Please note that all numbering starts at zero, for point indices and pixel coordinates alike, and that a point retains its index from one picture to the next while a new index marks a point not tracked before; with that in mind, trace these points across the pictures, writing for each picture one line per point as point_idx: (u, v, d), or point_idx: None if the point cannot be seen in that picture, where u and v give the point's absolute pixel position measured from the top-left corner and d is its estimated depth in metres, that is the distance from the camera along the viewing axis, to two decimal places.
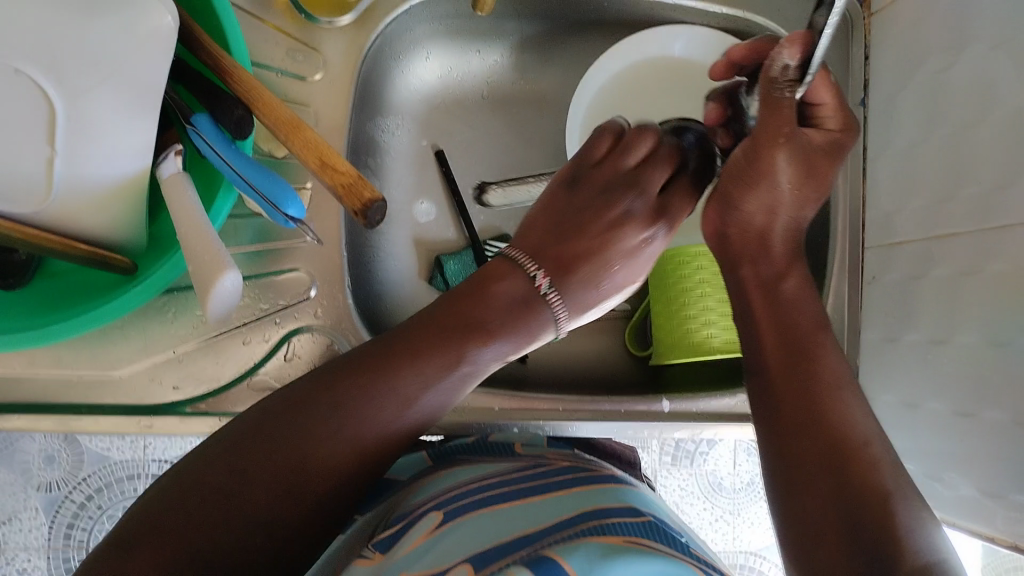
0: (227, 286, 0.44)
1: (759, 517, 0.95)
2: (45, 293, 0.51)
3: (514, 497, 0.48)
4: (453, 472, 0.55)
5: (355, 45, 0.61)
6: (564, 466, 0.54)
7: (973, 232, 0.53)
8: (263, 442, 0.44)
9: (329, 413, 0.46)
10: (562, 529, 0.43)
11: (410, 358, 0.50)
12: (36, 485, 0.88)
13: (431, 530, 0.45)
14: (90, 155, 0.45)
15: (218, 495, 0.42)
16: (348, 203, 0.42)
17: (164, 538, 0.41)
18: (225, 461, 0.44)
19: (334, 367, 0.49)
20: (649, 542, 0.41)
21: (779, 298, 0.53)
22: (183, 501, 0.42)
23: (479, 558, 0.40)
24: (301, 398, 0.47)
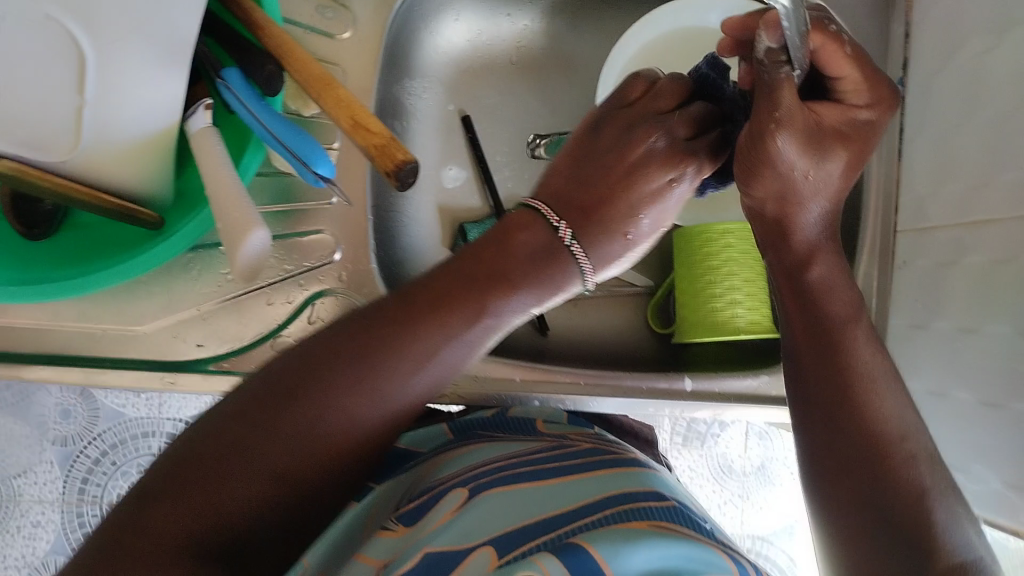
0: (255, 244, 0.43)
1: (771, 502, 0.96)
2: (69, 244, 0.51)
3: (537, 479, 0.48)
4: (473, 450, 0.54)
5: (384, 5, 0.60)
6: (587, 448, 0.54)
7: (1009, 218, 0.52)
8: (303, 390, 0.40)
9: (343, 367, 0.41)
10: (584, 513, 0.42)
11: (416, 331, 0.43)
12: (51, 439, 0.90)
13: (457, 507, 0.45)
14: (118, 104, 0.44)
15: (248, 450, 0.39)
16: (380, 165, 0.42)
17: (213, 487, 0.38)
18: (251, 405, 0.40)
19: (334, 337, 0.43)
20: (675, 527, 0.40)
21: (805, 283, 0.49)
22: (211, 458, 0.38)
23: (501, 542, 0.40)
24: (295, 370, 0.41)
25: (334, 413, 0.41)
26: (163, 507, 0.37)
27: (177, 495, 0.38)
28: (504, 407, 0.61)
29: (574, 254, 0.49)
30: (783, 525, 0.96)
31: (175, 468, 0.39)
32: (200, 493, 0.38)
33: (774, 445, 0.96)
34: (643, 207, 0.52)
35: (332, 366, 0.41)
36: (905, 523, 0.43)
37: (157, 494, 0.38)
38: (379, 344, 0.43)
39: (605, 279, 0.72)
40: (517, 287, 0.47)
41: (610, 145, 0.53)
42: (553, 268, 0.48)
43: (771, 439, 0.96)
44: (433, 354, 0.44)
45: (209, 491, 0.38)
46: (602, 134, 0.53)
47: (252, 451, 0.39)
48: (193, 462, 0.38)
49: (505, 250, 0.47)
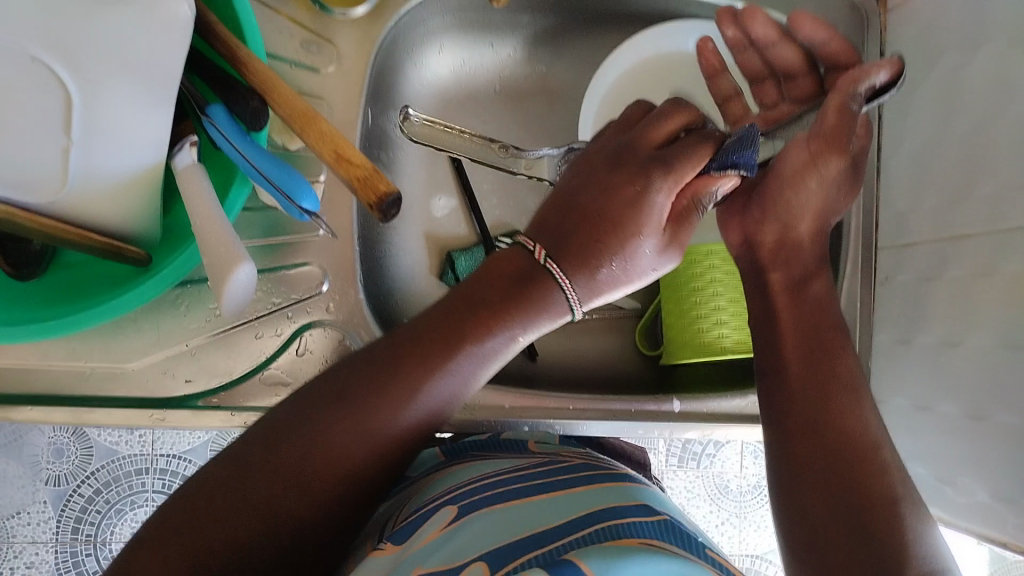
0: (241, 279, 0.44)
1: (766, 520, 0.97)
2: (57, 285, 0.52)
3: (527, 495, 0.48)
4: (462, 470, 0.54)
5: (368, 39, 0.61)
6: (577, 463, 0.54)
7: (988, 233, 0.52)
8: (298, 441, 0.41)
9: (338, 418, 0.42)
10: (575, 528, 0.42)
11: (420, 363, 0.44)
12: (44, 479, 0.90)
13: (445, 524, 0.45)
14: (105, 145, 0.45)
15: (248, 504, 0.39)
16: (363, 197, 0.42)
17: (219, 522, 0.39)
18: (249, 458, 0.41)
19: (325, 387, 0.43)
20: (664, 544, 0.40)
21: (804, 295, 0.51)
22: (212, 511, 0.39)
23: (495, 557, 0.40)
24: (308, 407, 0.43)
25: (341, 446, 0.42)
26: (172, 538, 0.38)
27: (185, 526, 0.39)
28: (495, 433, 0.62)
29: (566, 290, 0.47)
30: None
31: (186, 499, 0.40)
32: (206, 523, 0.39)
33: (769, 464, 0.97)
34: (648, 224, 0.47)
35: (340, 401, 0.43)
36: (867, 520, 0.43)
37: (168, 522, 0.39)
38: (386, 377, 0.43)
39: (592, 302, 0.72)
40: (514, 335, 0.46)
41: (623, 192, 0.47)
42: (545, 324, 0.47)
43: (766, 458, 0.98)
44: (435, 388, 0.44)
45: (216, 521, 0.39)
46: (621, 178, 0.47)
47: (252, 504, 0.40)
48: (204, 493, 0.40)
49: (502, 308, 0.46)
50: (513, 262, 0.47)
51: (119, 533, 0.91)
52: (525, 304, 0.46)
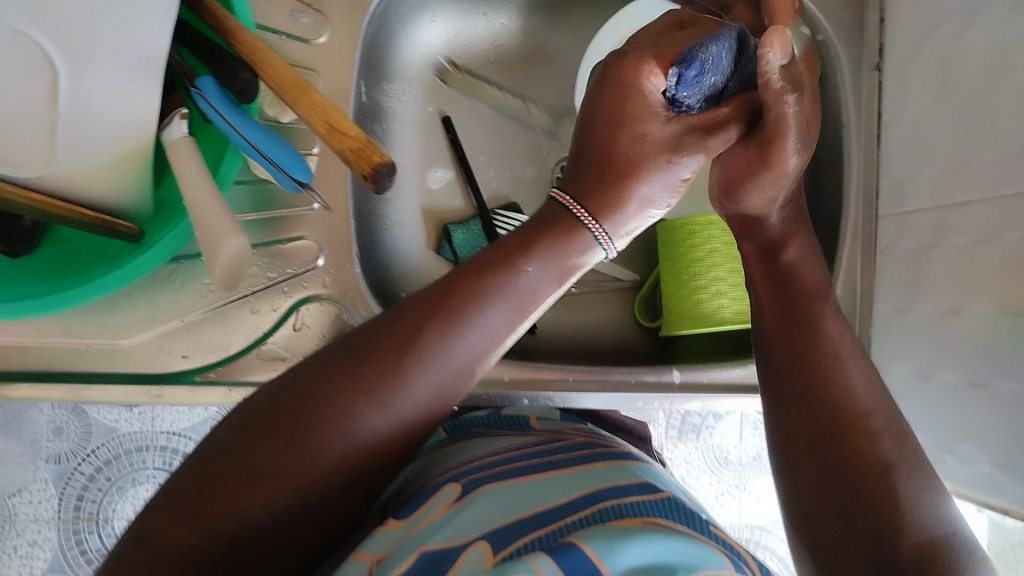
0: (236, 250, 0.43)
1: (767, 490, 0.98)
2: (50, 263, 0.51)
3: (531, 473, 0.48)
4: (464, 448, 0.54)
5: (359, 9, 0.60)
6: (579, 441, 0.54)
7: (989, 198, 0.52)
8: (303, 408, 0.40)
9: (345, 385, 0.40)
10: (578, 508, 0.42)
11: (421, 330, 0.42)
12: (45, 457, 0.89)
13: (449, 504, 0.45)
14: (94, 118, 0.44)
15: (250, 472, 0.38)
16: (357, 168, 0.41)
17: (216, 507, 0.38)
18: (253, 426, 0.39)
19: (333, 354, 0.42)
20: (667, 523, 0.40)
21: (776, 264, 0.52)
22: (212, 479, 0.38)
23: (497, 536, 0.40)
24: (305, 381, 0.41)
25: (339, 423, 0.40)
26: (170, 526, 0.37)
27: (182, 511, 0.37)
28: (496, 408, 0.62)
29: (593, 229, 0.47)
30: None
31: (183, 482, 0.39)
32: (203, 508, 0.37)
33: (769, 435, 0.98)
34: (649, 160, 0.47)
35: (340, 375, 0.41)
36: (861, 484, 0.42)
37: (165, 508, 0.38)
38: (385, 348, 0.42)
39: (591, 274, 0.72)
40: (524, 267, 0.45)
41: (633, 119, 0.46)
42: (560, 253, 0.46)
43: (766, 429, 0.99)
44: (436, 356, 0.42)
45: (212, 505, 0.38)
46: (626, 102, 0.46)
47: (253, 471, 0.38)
48: (199, 475, 0.38)
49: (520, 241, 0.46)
50: (547, 215, 0.47)
51: (121, 511, 0.91)
52: (546, 231, 0.46)
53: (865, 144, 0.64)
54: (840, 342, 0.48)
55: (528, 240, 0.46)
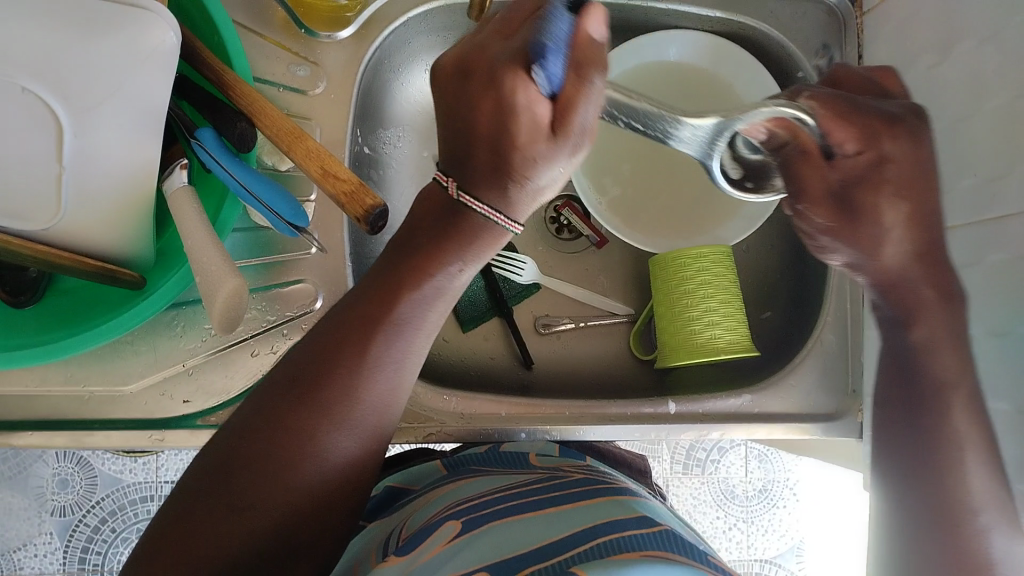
0: (236, 295, 0.44)
1: (774, 524, 1.00)
2: (54, 310, 0.53)
3: (529, 510, 0.48)
4: (462, 485, 0.55)
5: (354, 60, 0.62)
6: (578, 478, 0.55)
7: (971, 224, 0.53)
8: (260, 434, 0.42)
9: (300, 409, 0.43)
10: (575, 541, 0.43)
11: (364, 341, 0.44)
12: (50, 510, 0.93)
13: (449, 540, 0.45)
14: (96, 171, 0.46)
15: (226, 505, 0.40)
16: (350, 211, 0.43)
17: (196, 543, 0.40)
18: (221, 462, 0.42)
19: (280, 379, 0.44)
20: (669, 555, 0.41)
21: (904, 342, 0.50)
22: (192, 525, 0.40)
23: (498, 568, 0.41)
24: (261, 408, 0.43)
25: (305, 443, 0.42)
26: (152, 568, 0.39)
27: (163, 552, 0.39)
28: (495, 442, 0.62)
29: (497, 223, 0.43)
30: (789, 547, 1.01)
31: (165, 524, 0.40)
32: (180, 547, 0.39)
33: (775, 468, 1.00)
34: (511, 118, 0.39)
35: (293, 396, 0.43)
36: None
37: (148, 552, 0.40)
38: (332, 363, 0.44)
39: (585, 309, 0.73)
40: (449, 262, 0.45)
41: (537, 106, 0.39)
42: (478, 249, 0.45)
43: (772, 462, 1.00)
44: (383, 365, 0.45)
45: (189, 541, 0.40)
46: (469, 83, 0.41)
47: (229, 505, 0.40)
48: (179, 515, 0.40)
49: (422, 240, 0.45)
50: (433, 200, 0.45)
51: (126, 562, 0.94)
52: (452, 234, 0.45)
53: None
54: None
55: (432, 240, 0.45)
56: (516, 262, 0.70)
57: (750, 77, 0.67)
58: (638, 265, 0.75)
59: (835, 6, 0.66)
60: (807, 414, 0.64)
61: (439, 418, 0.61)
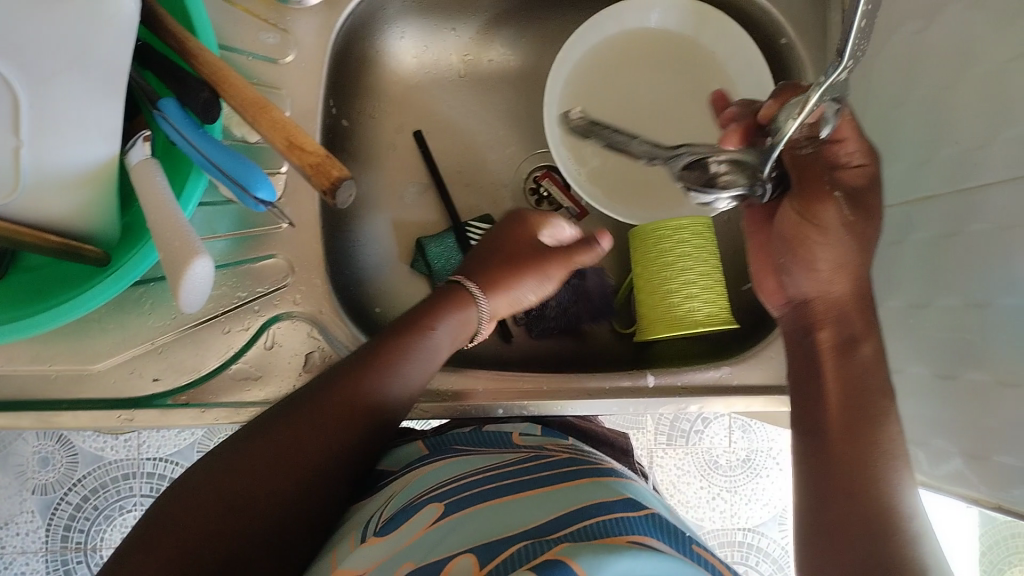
0: (199, 272, 0.43)
1: (758, 493, 1.00)
2: (18, 286, 0.51)
3: (512, 492, 0.48)
4: (444, 465, 0.54)
5: (326, 28, 0.61)
6: (562, 458, 0.54)
7: (952, 194, 0.52)
8: (268, 451, 0.48)
9: (313, 431, 0.49)
10: (562, 524, 0.42)
11: (370, 381, 0.52)
12: (31, 488, 0.92)
13: (431, 523, 0.45)
14: (55, 142, 0.45)
15: (211, 508, 0.45)
16: (316, 183, 0.41)
17: (197, 533, 0.44)
18: (222, 470, 0.46)
19: (289, 408, 0.50)
20: (650, 541, 0.40)
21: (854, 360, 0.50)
22: (189, 519, 0.44)
23: (484, 550, 0.40)
24: (271, 424, 0.49)
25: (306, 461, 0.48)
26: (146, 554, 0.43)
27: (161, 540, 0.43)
28: (476, 426, 0.61)
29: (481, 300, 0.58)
30: (772, 515, 1.00)
31: (164, 515, 0.45)
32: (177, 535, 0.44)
33: (757, 437, 1.01)
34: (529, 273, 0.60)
35: (305, 416, 0.49)
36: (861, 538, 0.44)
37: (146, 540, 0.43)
38: (344, 396, 0.51)
39: None
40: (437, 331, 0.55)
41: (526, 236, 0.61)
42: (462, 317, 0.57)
43: (754, 432, 1.01)
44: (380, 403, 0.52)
45: (186, 529, 0.44)
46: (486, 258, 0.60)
47: (229, 506, 0.45)
48: (180, 507, 0.45)
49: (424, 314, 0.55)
50: (458, 297, 0.57)
51: (108, 540, 0.93)
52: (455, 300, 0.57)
53: None
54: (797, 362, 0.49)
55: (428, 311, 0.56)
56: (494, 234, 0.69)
57: (732, 41, 0.66)
58: (620, 237, 0.74)
59: None
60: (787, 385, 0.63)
61: (416, 395, 0.61)
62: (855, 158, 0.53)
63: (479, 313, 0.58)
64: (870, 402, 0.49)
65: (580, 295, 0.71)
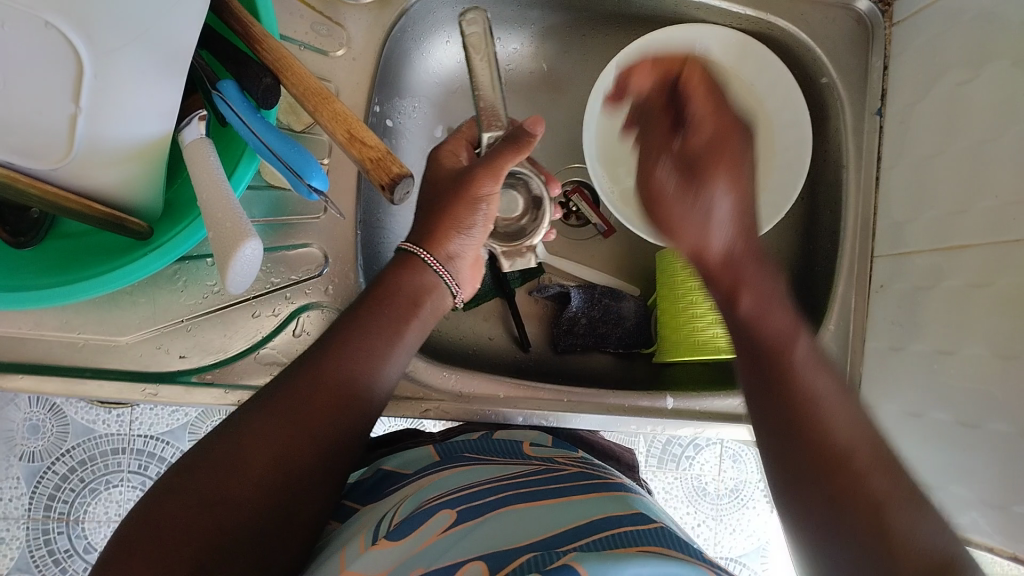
0: (247, 255, 0.43)
1: (743, 524, 1.01)
2: (56, 253, 0.51)
3: (528, 499, 0.48)
4: (456, 474, 0.53)
5: (378, 26, 0.61)
6: (575, 473, 0.54)
7: (988, 245, 0.53)
8: (239, 443, 0.43)
9: (300, 422, 0.45)
10: (579, 535, 0.42)
11: (358, 367, 0.48)
12: (18, 455, 0.92)
13: (443, 530, 0.44)
14: (113, 115, 0.44)
15: (197, 507, 0.41)
16: (375, 177, 0.42)
17: (180, 538, 0.39)
18: (210, 463, 0.42)
19: (257, 403, 0.46)
20: (665, 549, 0.40)
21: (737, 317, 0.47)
22: (163, 520, 0.40)
23: (492, 558, 0.40)
24: (255, 415, 0.45)
25: (297, 455, 0.45)
26: (128, 559, 0.38)
27: (142, 546, 0.39)
28: (487, 433, 0.61)
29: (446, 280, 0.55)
30: (755, 547, 1.01)
31: (146, 517, 0.40)
32: (157, 541, 0.39)
33: (746, 468, 1.01)
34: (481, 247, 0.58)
35: (291, 405, 0.45)
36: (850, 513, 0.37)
37: (127, 546, 0.39)
38: (331, 382, 0.47)
39: None
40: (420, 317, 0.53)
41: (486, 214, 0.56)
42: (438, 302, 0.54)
43: (744, 462, 1.02)
44: (368, 390, 0.49)
45: (169, 533, 0.39)
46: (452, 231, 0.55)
47: (200, 502, 0.41)
48: (158, 509, 0.40)
49: (406, 297, 0.52)
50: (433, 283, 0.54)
51: (92, 513, 0.93)
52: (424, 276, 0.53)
53: (863, 186, 0.66)
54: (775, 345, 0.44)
55: (411, 290, 0.53)
56: None
57: (774, 77, 0.67)
58: (645, 258, 0.75)
59: (864, 15, 0.67)
60: None
61: (438, 394, 0.61)
62: (706, 128, 0.49)
63: (449, 283, 0.55)
64: (793, 383, 0.43)
65: (596, 300, 0.71)
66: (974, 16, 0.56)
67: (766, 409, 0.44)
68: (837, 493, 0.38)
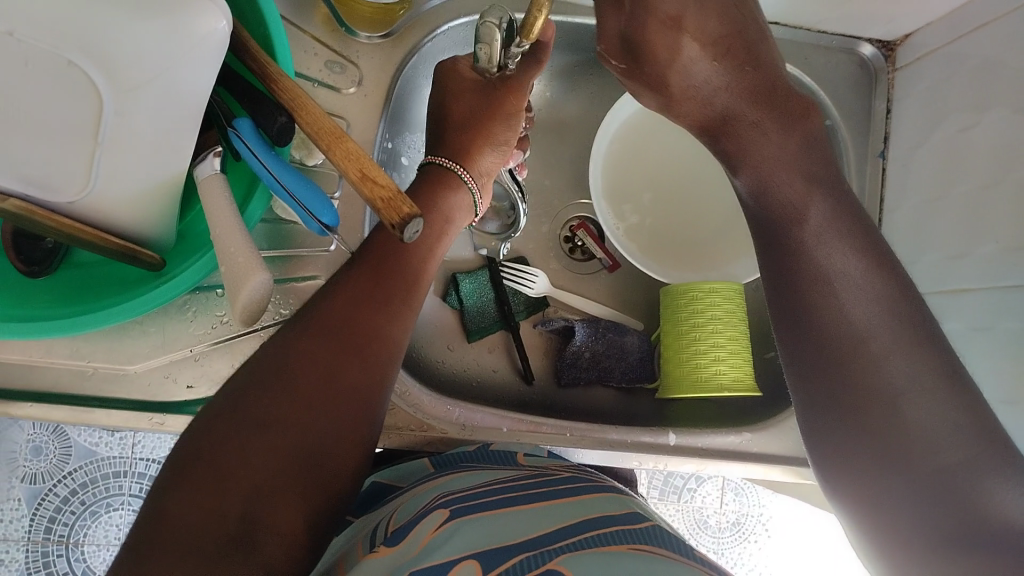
0: (259, 288, 0.44)
1: (743, 557, 1.01)
2: (68, 283, 0.52)
3: (516, 501, 0.48)
4: (453, 478, 0.52)
5: (390, 63, 0.63)
6: (565, 476, 0.55)
7: (988, 290, 0.54)
8: (280, 365, 0.45)
9: (343, 338, 0.47)
10: (567, 535, 0.43)
11: (390, 281, 0.51)
12: (20, 476, 0.92)
13: (440, 526, 0.44)
14: (128, 151, 0.45)
15: (247, 428, 0.42)
16: (386, 216, 0.42)
17: (229, 462, 0.41)
18: (254, 388, 0.44)
19: (299, 323, 0.47)
20: (654, 549, 0.42)
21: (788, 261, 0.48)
22: (213, 449, 0.41)
23: (486, 557, 0.41)
24: (296, 336, 0.46)
25: (345, 367, 0.46)
26: (178, 497, 0.39)
27: (187, 482, 0.40)
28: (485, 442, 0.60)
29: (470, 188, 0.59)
30: None
31: (192, 451, 0.41)
32: (208, 472, 0.40)
33: (748, 503, 1.01)
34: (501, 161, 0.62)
35: (331, 322, 0.47)
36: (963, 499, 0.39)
37: (175, 484, 0.40)
38: (368, 296, 0.49)
39: None
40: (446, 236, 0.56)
41: (506, 126, 0.60)
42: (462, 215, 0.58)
43: (746, 496, 1.01)
44: (401, 306, 0.51)
45: (220, 461, 0.41)
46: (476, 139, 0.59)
47: (251, 424, 0.42)
48: (204, 443, 0.41)
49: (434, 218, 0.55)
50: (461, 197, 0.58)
51: (91, 536, 0.93)
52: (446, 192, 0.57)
53: None
54: (823, 273, 0.47)
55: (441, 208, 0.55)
56: (527, 275, 0.71)
57: None
58: (649, 294, 0.75)
59: (867, 60, 0.68)
60: (803, 458, 0.65)
61: (443, 426, 0.61)
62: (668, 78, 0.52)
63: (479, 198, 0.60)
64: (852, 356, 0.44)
65: (601, 334, 0.70)
66: (975, 63, 0.57)
67: (818, 383, 0.46)
68: (926, 472, 0.40)
